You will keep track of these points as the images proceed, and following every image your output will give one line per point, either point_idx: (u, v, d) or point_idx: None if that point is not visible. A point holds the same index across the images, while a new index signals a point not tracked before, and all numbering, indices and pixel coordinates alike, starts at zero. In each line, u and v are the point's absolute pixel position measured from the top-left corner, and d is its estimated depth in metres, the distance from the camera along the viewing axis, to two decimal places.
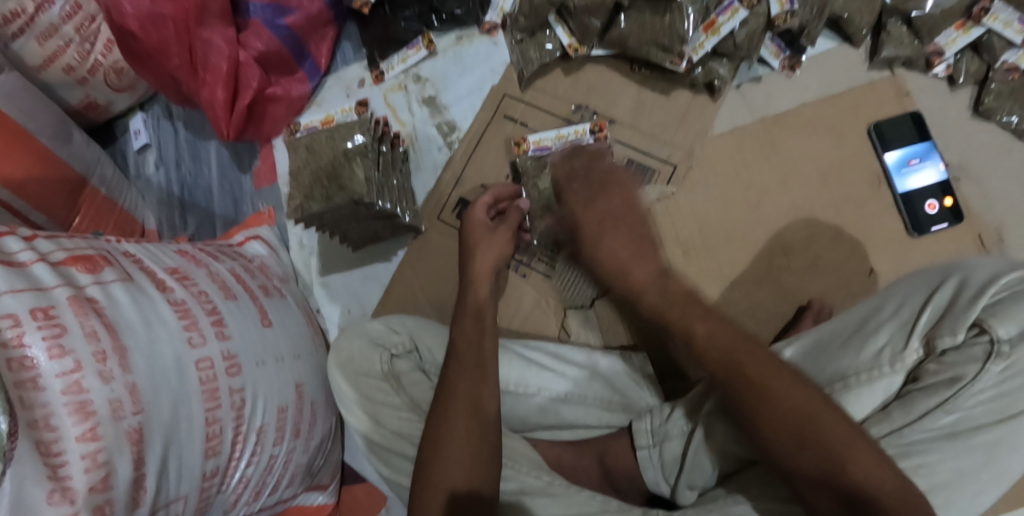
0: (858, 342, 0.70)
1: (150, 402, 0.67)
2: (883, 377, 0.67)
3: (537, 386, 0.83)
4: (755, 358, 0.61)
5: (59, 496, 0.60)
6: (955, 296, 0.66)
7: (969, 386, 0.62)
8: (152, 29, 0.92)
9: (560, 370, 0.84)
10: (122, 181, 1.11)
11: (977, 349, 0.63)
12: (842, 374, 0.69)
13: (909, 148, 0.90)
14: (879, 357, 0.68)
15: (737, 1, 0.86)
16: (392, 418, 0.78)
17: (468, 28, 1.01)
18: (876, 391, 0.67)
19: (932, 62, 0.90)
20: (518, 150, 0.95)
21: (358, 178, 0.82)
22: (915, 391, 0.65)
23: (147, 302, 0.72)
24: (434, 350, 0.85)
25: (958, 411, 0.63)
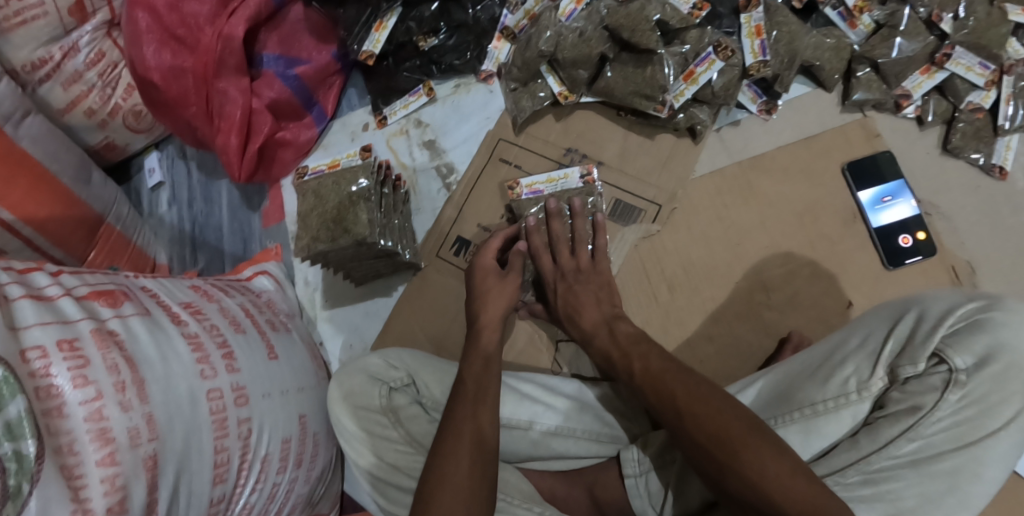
0: (826, 373, 0.74)
1: (164, 431, 0.72)
2: (850, 405, 0.71)
3: (529, 420, 0.86)
4: (684, 386, 0.68)
5: None
6: (916, 327, 0.71)
7: (928, 415, 0.67)
8: (172, 80, 1.00)
9: (552, 403, 0.87)
10: (136, 218, 1.16)
11: (935, 379, 0.68)
12: (812, 401, 0.73)
13: (882, 186, 0.95)
14: (846, 386, 0.72)
15: (713, 54, 0.92)
16: (391, 450, 0.83)
17: (466, 77, 1.08)
18: (845, 418, 0.71)
19: (901, 104, 0.96)
20: (512, 194, 0.98)
21: (361, 220, 0.88)
22: (880, 419, 0.70)
23: (164, 338, 0.77)
24: (432, 385, 0.87)
25: (918, 439, 0.67)
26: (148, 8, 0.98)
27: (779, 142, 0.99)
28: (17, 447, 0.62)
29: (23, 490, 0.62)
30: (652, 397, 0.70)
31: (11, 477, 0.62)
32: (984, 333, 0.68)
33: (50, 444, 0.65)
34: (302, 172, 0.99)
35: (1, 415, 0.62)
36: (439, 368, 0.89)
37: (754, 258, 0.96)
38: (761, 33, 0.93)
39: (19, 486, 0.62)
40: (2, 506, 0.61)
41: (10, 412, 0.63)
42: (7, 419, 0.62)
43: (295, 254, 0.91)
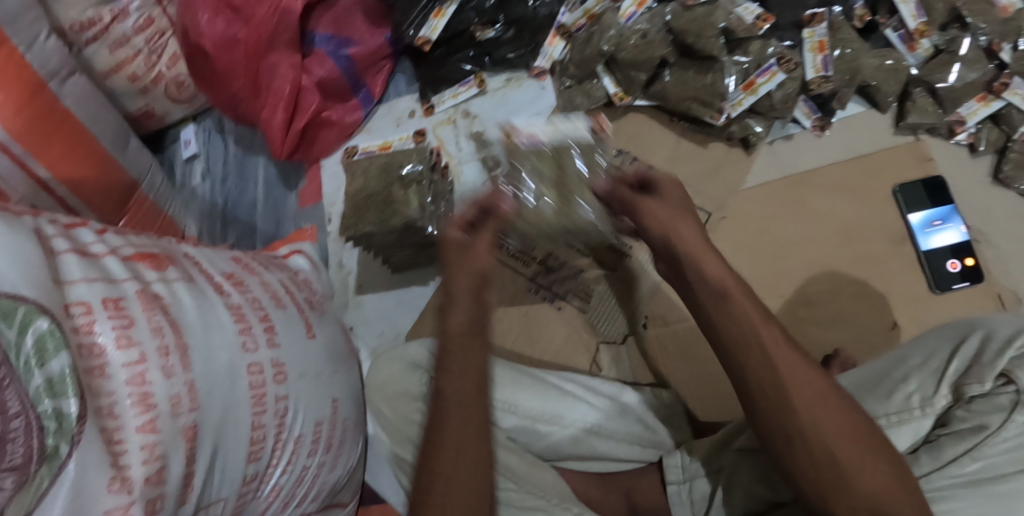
0: (887, 389, 0.74)
1: (204, 401, 0.69)
2: (913, 420, 0.71)
3: (570, 419, 0.84)
4: (798, 376, 0.60)
5: (118, 485, 0.61)
6: (982, 348, 0.70)
7: (992, 436, 0.65)
8: (224, 51, 0.98)
9: (594, 403, 0.85)
10: (169, 190, 1.13)
11: (1003, 399, 0.66)
12: (875, 415, 0.73)
13: (932, 210, 0.95)
14: (910, 401, 0.72)
15: (775, 66, 0.91)
16: None
17: (517, 72, 1.07)
18: (907, 434, 0.71)
19: (954, 130, 0.96)
20: (368, 151, 0.97)
21: (412, 203, 0.86)
22: (943, 436, 0.69)
23: (208, 305, 0.75)
24: None
25: (982, 459, 0.65)
26: None
27: (828, 158, 0.98)
28: (57, 405, 0.59)
29: (61, 452, 0.59)
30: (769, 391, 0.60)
31: (49, 436, 0.59)
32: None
33: (92, 404, 0.62)
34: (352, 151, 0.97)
35: (44, 369, 0.60)
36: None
37: (799, 272, 0.95)
38: (824, 50, 0.91)
39: (56, 447, 0.59)
40: (37, 466, 0.58)
41: (53, 368, 0.60)
42: (49, 375, 0.60)
43: (339, 233, 0.90)
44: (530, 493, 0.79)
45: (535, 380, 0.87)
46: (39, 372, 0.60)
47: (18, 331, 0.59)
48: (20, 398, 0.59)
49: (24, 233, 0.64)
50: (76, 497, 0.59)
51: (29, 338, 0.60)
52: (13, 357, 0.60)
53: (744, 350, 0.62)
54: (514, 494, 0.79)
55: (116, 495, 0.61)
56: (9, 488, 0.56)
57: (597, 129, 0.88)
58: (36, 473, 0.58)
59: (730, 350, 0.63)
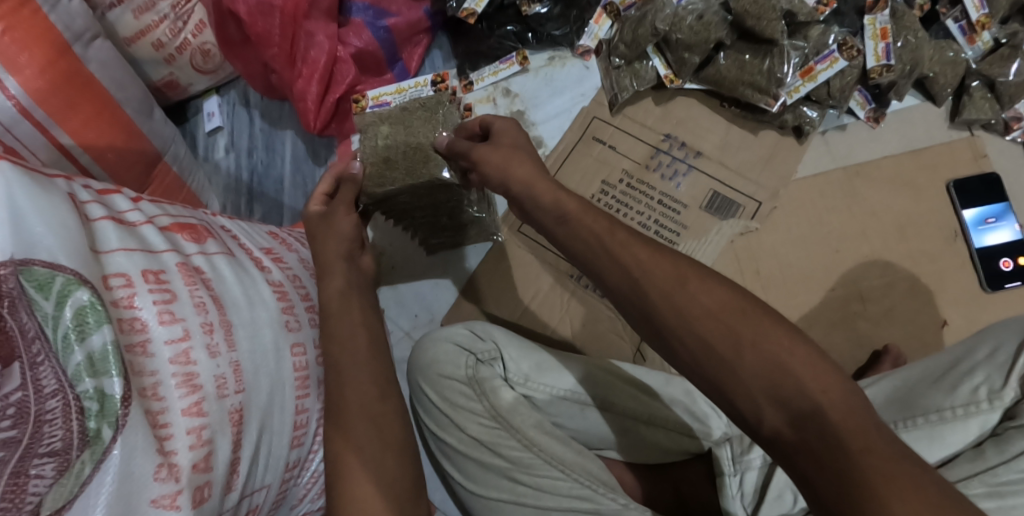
0: (952, 381, 0.70)
1: (249, 382, 0.65)
2: (980, 413, 0.67)
3: (620, 406, 0.79)
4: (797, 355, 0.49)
5: (166, 472, 0.56)
6: None
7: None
8: (259, 17, 0.93)
9: (642, 389, 0.81)
10: (192, 161, 1.08)
11: None
12: (938, 407, 0.69)
13: (986, 207, 0.93)
14: (976, 394, 0.68)
15: (837, 52, 0.88)
16: (473, 423, 0.78)
17: (560, 50, 1.04)
18: (972, 427, 0.67)
19: (1011, 126, 0.94)
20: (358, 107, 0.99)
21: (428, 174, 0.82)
22: (1011, 429, 0.65)
23: (250, 282, 0.72)
24: (520, 361, 0.81)
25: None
26: None
27: (883, 151, 0.96)
28: (99, 385, 0.55)
29: (104, 436, 0.54)
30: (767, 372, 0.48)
31: (90, 419, 0.54)
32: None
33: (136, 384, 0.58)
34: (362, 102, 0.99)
35: (84, 346, 0.56)
36: (524, 344, 0.83)
37: (850, 266, 0.93)
38: (887, 36, 0.88)
39: (99, 431, 0.54)
40: (79, 452, 0.54)
41: (94, 343, 0.56)
42: (89, 352, 0.55)
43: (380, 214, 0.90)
44: (572, 482, 0.73)
45: (580, 364, 0.81)
46: (78, 348, 0.55)
47: (55, 302, 0.55)
48: (57, 375, 0.55)
49: (60, 196, 0.60)
50: (123, 484, 0.54)
51: (68, 310, 0.56)
52: (51, 332, 0.56)
53: (722, 340, 0.50)
54: (563, 485, 0.73)
55: (163, 483, 0.56)
56: (49, 475, 0.52)
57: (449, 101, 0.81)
58: (78, 459, 0.53)
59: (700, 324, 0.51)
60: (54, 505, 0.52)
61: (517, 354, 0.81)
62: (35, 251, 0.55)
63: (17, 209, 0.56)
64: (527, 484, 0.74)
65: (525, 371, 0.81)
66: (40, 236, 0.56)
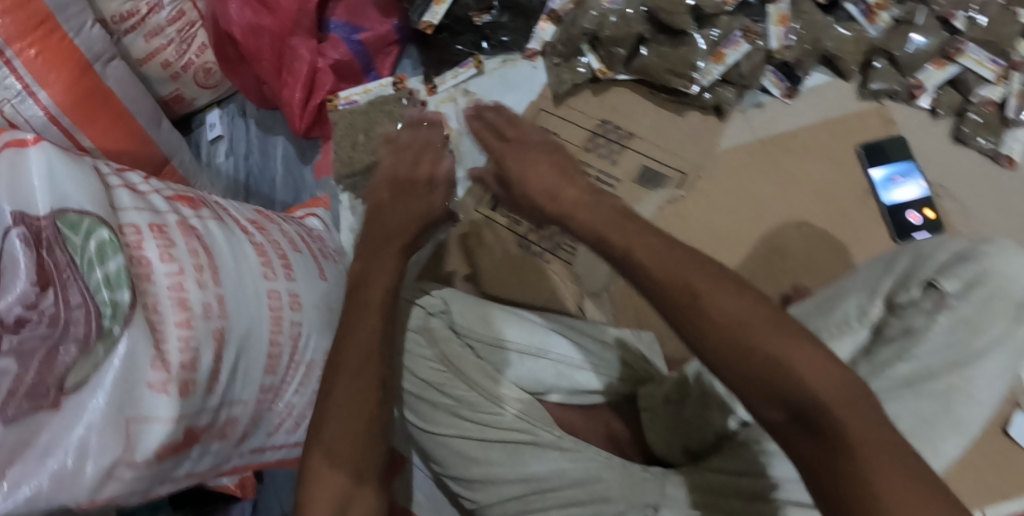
0: (828, 307, 0.73)
1: (231, 313, 0.79)
2: (850, 332, 0.71)
3: (556, 354, 0.87)
4: (803, 353, 0.50)
5: (159, 364, 0.70)
6: (914, 265, 0.70)
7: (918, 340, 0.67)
8: (250, 36, 1.09)
9: (577, 340, 0.89)
10: (195, 165, 1.24)
11: (927, 303, 0.67)
12: (817, 329, 0.73)
13: (893, 166, 1.02)
14: (848, 316, 0.71)
15: (741, 37, 1.01)
16: (423, 365, 0.85)
17: (513, 54, 1.18)
18: (845, 345, 0.71)
19: (915, 94, 1.04)
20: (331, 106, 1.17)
21: None
22: (879, 345, 0.70)
23: (236, 242, 0.85)
24: (466, 314, 0.89)
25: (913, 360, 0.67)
26: None
27: (800, 123, 1.06)
28: (114, 296, 0.68)
29: (114, 332, 0.67)
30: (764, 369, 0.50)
31: (106, 319, 0.67)
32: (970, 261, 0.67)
33: (141, 297, 0.71)
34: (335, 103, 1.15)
35: (103, 269, 0.69)
36: (474, 299, 0.92)
37: (772, 226, 1.03)
38: (786, 21, 1.02)
39: (111, 328, 0.67)
40: (95, 344, 0.66)
41: (110, 267, 0.69)
42: (107, 272, 0.69)
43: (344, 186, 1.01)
44: (512, 415, 0.79)
45: (520, 317, 0.90)
46: (98, 269, 0.69)
47: (82, 237, 0.70)
48: (82, 293, 0.68)
49: (88, 166, 0.76)
50: (127, 365, 0.67)
51: (92, 243, 0.70)
52: (78, 260, 0.69)
53: (726, 327, 0.51)
54: (504, 419, 0.78)
55: (156, 371, 0.69)
56: (73, 352, 0.66)
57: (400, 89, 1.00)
58: (91, 348, 0.66)
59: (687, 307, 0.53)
60: (75, 381, 0.66)
61: (459, 315, 0.89)
62: (68, 204, 0.70)
63: (53, 173, 0.71)
64: (472, 418, 0.79)
65: (471, 324, 0.88)
66: (70, 194, 0.71)
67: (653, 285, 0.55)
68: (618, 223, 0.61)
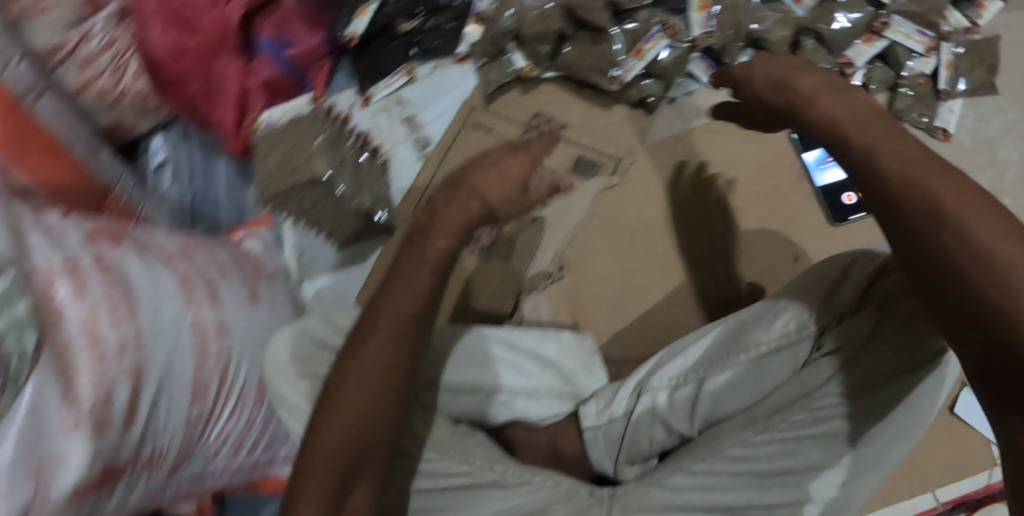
0: (768, 320, 0.81)
1: (150, 346, 0.80)
2: (793, 347, 0.78)
3: (500, 385, 0.87)
4: (986, 218, 0.53)
5: (68, 403, 0.71)
6: (847, 279, 0.77)
7: (826, 386, 0.72)
8: (175, 60, 1.09)
9: (521, 365, 0.89)
10: (141, 192, 1.24)
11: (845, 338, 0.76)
12: (757, 344, 0.80)
13: (826, 148, 1.01)
14: (788, 329, 0.79)
15: (659, 32, 1.02)
16: None
17: (444, 59, 1.17)
18: (787, 359, 0.78)
19: (847, 72, 1.00)
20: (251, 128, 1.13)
21: (321, 162, 0.95)
22: (819, 358, 0.75)
23: (156, 273, 0.86)
24: (382, 346, 0.88)
25: (832, 396, 0.71)
26: None
27: (731, 109, 1.05)
28: (21, 339, 0.69)
29: (22, 376, 0.69)
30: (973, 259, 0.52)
31: (13, 364, 0.68)
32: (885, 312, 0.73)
33: (50, 337, 0.72)
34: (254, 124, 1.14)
35: (12, 311, 0.69)
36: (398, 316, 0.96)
37: (709, 215, 1.00)
38: (706, 7, 1.01)
39: (19, 372, 0.68)
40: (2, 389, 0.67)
41: (18, 310, 0.70)
42: (15, 316, 0.69)
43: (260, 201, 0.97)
44: (452, 456, 0.75)
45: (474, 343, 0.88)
46: (7, 313, 0.69)
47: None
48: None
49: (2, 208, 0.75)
50: (34, 409, 0.69)
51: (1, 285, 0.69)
52: None
53: (975, 211, 0.54)
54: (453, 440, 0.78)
55: (65, 411, 0.71)
56: None
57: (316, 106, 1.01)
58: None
59: (900, 198, 0.56)
60: None
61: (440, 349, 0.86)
62: None
63: None
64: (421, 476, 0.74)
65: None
66: None
67: (891, 191, 0.57)
68: (919, 148, 0.58)
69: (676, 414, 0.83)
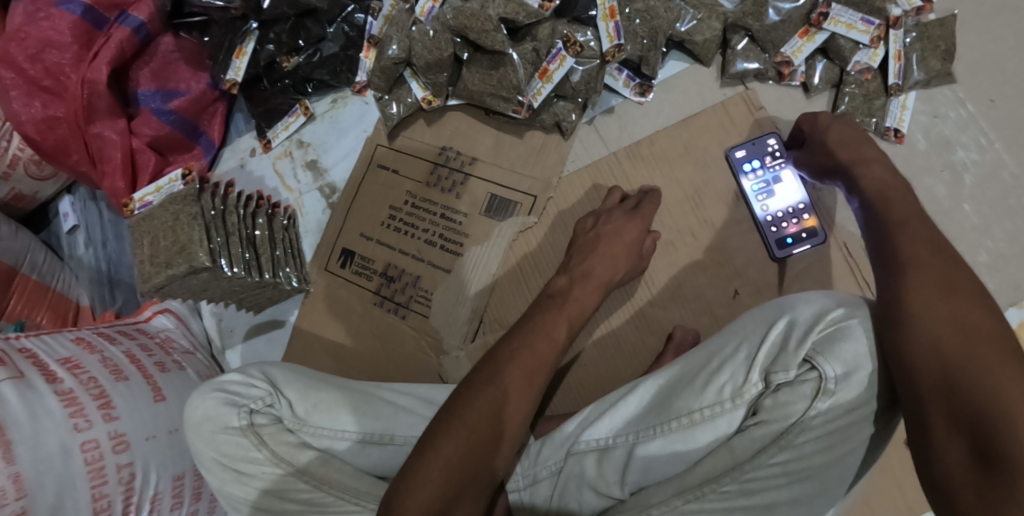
0: (703, 380, 0.68)
1: (34, 487, 0.76)
2: (725, 412, 0.66)
3: (403, 437, 0.80)
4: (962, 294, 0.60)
5: None
6: (788, 335, 0.65)
7: (799, 424, 0.62)
8: (48, 131, 1.02)
9: (425, 414, 0.82)
10: (54, 264, 1.17)
11: (806, 387, 0.62)
12: (689, 409, 0.68)
13: (767, 170, 0.88)
14: (722, 393, 0.67)
15: (563, 50, 0.87)
16: (258, 473, 0.77)
17: (341, 91, 1.07)
18: (719, 426, 0.66)
19: (783, 72, 0.90)
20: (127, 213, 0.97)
21: (195, 243, 0.85)
22: (752, 426, 0.64)
23: (35, 397, 0.80)
24: (296, 404, 0.80)
25: (790, 448, 0.62)
26: (11, 65, 0.98)
27: (656, 126, 0.95)
28: None
29: None
30: (945, 316, 0.59)
31: None
32: (849, 341, 0.62)
33: None
34: (127, 207, 0.96)
35: None
36: (305, 382, 0.81)
37: None
38: (615, 15, 0.87)
39: None
40: None
41: None
42: None
43: (143, 292, 0.89)
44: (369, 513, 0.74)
45: (363, 400, 0.81)
46: None
47: None
48: None
49: None
50: None
51: None
52: None
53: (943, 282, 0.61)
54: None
55: None
56: None
57: (188, 180, 0.93)
58: None
59: (912, 268, 0.62)
60: None
61: (325, 406, 0.80)
62: None
63: None
64: None
65: (303, 414, 0.79)
66: None
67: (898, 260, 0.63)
68: (905, 215, 0.67)
69: (603, 477, 0.72)
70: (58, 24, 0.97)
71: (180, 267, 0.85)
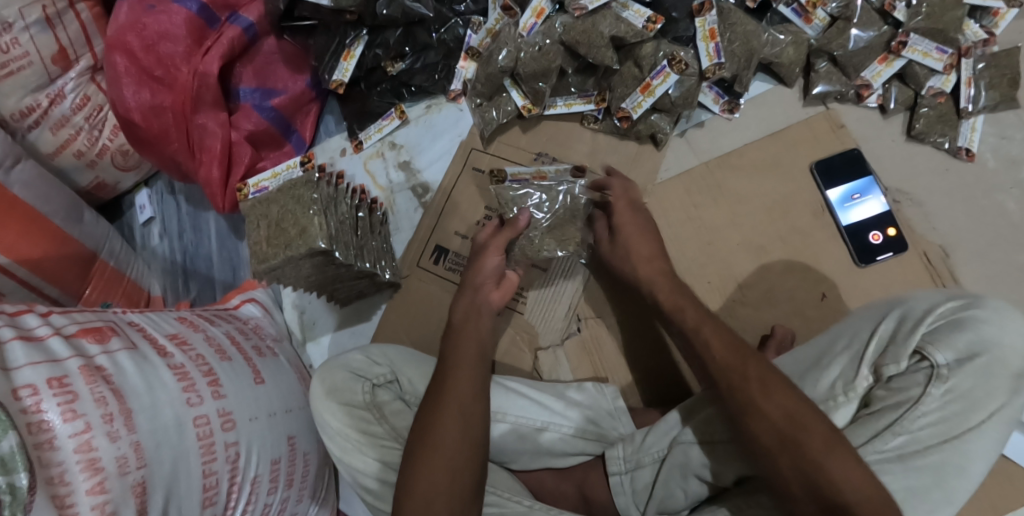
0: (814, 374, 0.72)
1: (152, 458, 0.75)
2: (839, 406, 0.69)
3: (514, 415, 0.86)
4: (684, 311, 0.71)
5: None
6: (897, 328, 0.70)
7: (914, 408, 0.64)
8: (153, 119, 1.04)
9: (540, 399, 0.87)
10: (130, 253, 1.18)
11: (919, 375, 0.66)
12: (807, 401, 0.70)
13: (851, 184, 0.96)
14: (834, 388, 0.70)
15: (668, 66, 0.94)
16: (382, 448, 0.78)
17: (436, 97, 1.12)
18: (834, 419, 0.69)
19: (862, 94, 0.97)
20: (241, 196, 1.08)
21: (314, 224, 0.86)
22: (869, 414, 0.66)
23: (150, 369, 0.80)
24: (415, 381, 0.84)
25: (905, 433, 0.64)
26: (125, 52, 1.01)
27: (746, 139, 1.01)
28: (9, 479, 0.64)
29: None
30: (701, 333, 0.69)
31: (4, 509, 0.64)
32: (963, 332, 0.67)
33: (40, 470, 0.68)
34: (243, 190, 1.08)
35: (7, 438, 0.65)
36: (422, 364, 0.86)
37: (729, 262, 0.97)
38: (715, 36, 0.94)
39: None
40: None
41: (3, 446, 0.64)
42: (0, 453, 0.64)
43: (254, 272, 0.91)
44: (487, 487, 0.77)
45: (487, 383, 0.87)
46: None
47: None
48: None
49: None
50: None
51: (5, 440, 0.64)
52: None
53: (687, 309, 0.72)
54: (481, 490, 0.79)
55: None
56: None
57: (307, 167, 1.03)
58: None
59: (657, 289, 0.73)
60: None
61: None
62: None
63: None
64: None
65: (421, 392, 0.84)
66: None
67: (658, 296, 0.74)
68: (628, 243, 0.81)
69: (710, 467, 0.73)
70: (174, 18, 1.01)
71: (298, 248, 0.86)
